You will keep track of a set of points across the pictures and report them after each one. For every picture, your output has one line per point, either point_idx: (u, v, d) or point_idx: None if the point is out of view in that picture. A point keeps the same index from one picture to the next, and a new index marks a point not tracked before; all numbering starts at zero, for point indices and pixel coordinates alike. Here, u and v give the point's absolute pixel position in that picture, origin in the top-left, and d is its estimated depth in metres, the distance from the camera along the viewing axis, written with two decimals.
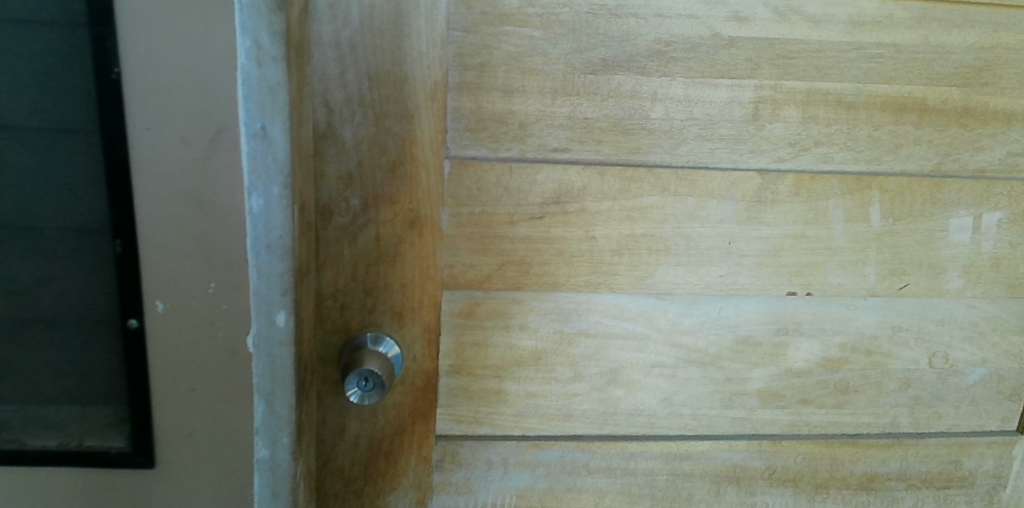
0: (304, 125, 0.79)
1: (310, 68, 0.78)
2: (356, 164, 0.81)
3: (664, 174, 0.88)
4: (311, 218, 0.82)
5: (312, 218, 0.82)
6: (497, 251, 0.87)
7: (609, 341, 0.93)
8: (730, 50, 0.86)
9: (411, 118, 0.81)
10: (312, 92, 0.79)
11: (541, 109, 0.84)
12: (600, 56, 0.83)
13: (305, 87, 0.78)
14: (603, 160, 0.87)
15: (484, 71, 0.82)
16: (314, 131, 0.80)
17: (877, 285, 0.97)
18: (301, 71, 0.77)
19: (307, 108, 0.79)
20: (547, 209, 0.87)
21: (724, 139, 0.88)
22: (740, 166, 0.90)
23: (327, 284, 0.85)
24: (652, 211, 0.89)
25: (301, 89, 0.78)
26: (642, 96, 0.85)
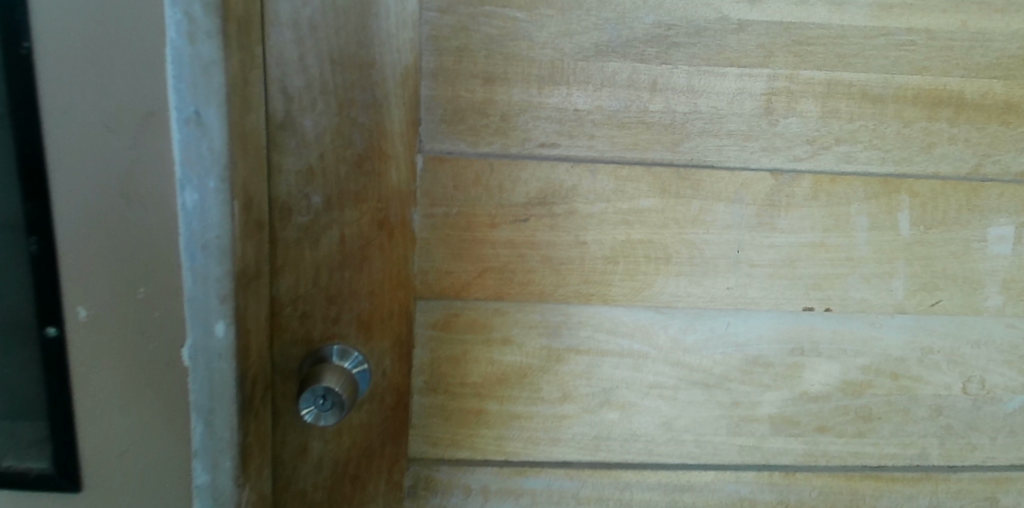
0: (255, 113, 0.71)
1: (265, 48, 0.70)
2: (318, 157, 0.73)
3: (665, 173, 0.78)
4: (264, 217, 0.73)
5: (267, 217, 0.74)
6: (476, 256, 0.78)
7: (602, 358, 0.84)
8: (740, 36, 0.76)
9: (380, 107, 0.73)
10: (267, 78, 0.71)
11: (527, 99, 0.75)
12: (592, 39, 0.75)
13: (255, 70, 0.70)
14: (596, 157, 0.77)
15: (461, 55, 0.73)
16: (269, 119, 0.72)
17: (905, 301, 0.87)
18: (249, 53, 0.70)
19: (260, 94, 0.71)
20: (533, 211, 0.78)
21: (733, 135, 0.78)
22: (750, 166, 0.79)
23: (285, 291, 0.76)
24: (651, 214, 0.79)
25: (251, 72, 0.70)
26: (639, 86, 0.76)
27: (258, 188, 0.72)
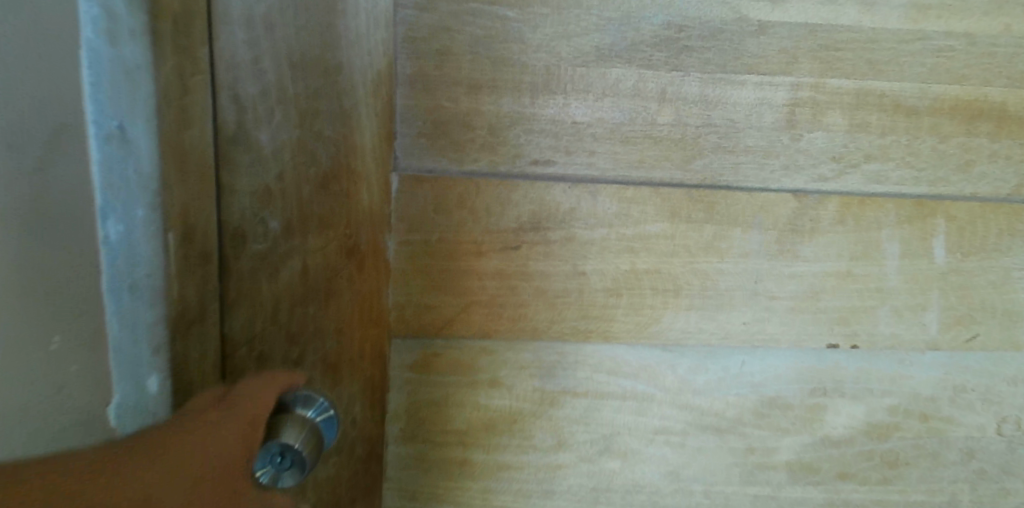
0: (200, 125, 0.61)
1: (212, 49, 0.60)
2: (276, 176, 0.64)
3: (675, 195, 0.68)
4: (211, 246, 0.63)
5: (214, 246, 0.63)
6: (461, 289, 0.69)
7: (602, 401, 0.74)
8: (761, 39, 0.67)
9: (348, 118, 0.63)
10: (214, 83, 0.61)
11: (518, 110, 0.66)
12: (592, 42, 0.65)
13: (199, 74, 0.60)
14: (597, 176, 0.68)
15: (443, 59, 0.64)
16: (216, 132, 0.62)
17: (939, 337, 0.78)
18: (192, 54, 0.59)
19: (206, 103, 0.61)
20: (525, 238, 0.68)
21: (752, 152, 0.69)
22: (771, 187, 0.70)
23: (235, 331, 0.66)
24: (659, 241, 0.69)
25: (194, 77, 0.60)
26: (647, 95, 0.67)
27: (203, 213, 0.62)
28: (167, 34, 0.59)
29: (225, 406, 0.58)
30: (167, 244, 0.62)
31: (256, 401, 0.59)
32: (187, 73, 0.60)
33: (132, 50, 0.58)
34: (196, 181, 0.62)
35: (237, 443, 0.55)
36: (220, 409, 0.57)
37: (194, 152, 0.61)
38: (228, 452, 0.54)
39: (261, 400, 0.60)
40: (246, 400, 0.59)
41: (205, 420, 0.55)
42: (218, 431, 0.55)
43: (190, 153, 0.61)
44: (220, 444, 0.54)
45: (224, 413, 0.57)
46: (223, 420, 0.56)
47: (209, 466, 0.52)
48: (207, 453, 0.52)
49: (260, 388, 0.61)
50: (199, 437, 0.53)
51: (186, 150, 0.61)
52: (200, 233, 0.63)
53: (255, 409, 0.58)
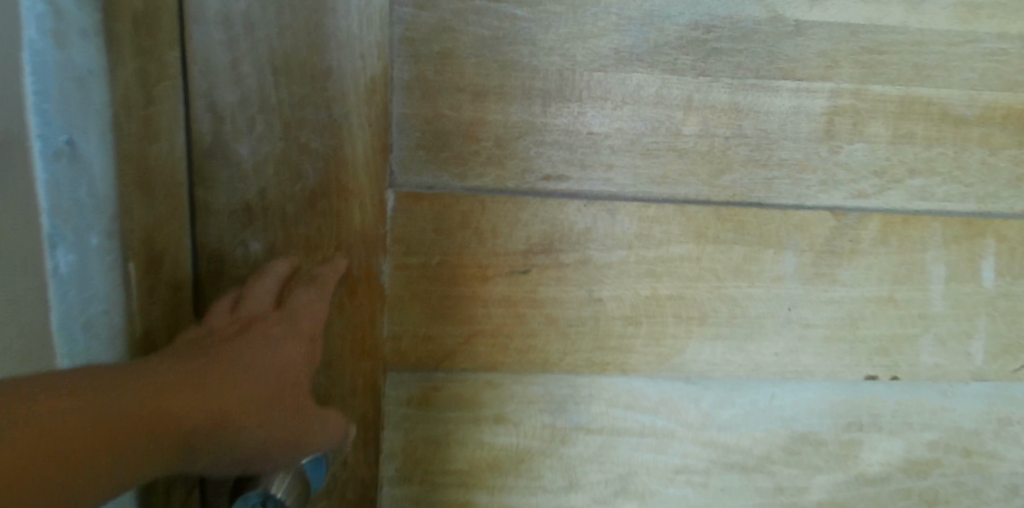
0: (172, 138, 0.55)
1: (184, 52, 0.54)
2: (258, 193, 0.58)
3: (702, 214, 0.62)
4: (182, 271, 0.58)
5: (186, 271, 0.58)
6: (463, 317, 0.62)
7: (618, 438, 0.68)
8: (798, 41, 0.60)
9: (338, 129, 0.57)
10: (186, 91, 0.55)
11: (528, 119, 0.59)
12: (610, 44, 0.58)
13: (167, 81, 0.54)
14: (615, 193, 0.61)
15: (444, 63, 0.57)
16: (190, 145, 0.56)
17: (986, 367, 0.71)
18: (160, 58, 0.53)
19: (178, 112, 0.55)
20: (535, 261, 0.61)
21: (785, 166, 0.63)
22: (806, 204, 0.64)
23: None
24: (683, 265, 0.63)
25: (163, 83, 0.54)
26: (670, 103, 0.60)
27: (173, 235, 0.57)
28: (127, 36, 0.52)
29: (282, 317, 0.57)
30: (126, 273, 0.54)
31: (313, 314, 0.58)
32: (155, 80, 0.53)
33: (83, 54, 0.50)
34: (165, 201, 0.55)
35: (293, 367, 0.57)
36: (276, 319, 0.57)
37: (161, 168, 0.55)
38: (283, 374, 0.56)
39: (315, 314, 0.58)
40: (302, 309, 0.58)
41: (262, 335, 0.56)
42: (273, 352, 0.56)
43: (156, 169, 0.54)
44: (274, 367, 0.56)
45: (281, 325, 0.57)
46: (278, 338, 0.56)
47: (263, 394, 0.54)
48: (262, 377, 0.54)
49: (315, 296, 0.58)
50: (255, 356, 0.55)
51: (150, 166, 0.54)
52: (168, 258, 0.57)
53: (309, 324, 0.58)
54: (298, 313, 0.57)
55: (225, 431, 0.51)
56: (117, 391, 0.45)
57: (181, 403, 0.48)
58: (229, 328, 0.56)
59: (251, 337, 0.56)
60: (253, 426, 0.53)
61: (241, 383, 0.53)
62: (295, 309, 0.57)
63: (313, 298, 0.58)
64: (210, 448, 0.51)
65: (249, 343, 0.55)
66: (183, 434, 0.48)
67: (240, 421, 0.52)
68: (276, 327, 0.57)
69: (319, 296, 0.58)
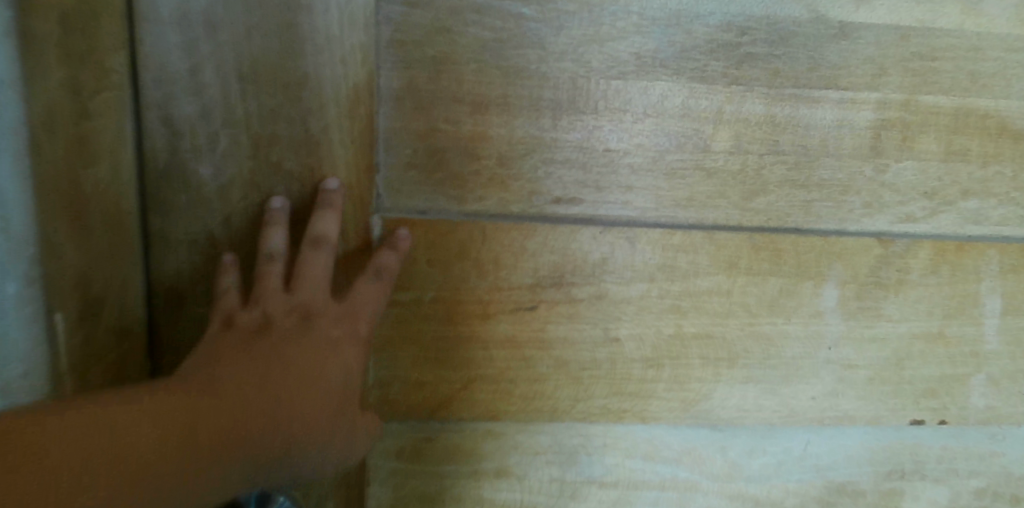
0: (117, 160, 0.46)
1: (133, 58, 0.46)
2: (224, 220, 0.50)
3: (733, 242, 0.54)
4: (130, 316, 0.49)
5: (135, 315, 0.50)
6: (461, 360, 0.55)
7: (636, 494, 0.60)
8: (842, 45, 0.53)
9: (316, 147, 0.49)
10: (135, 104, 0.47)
11: (536, 134, 0.52)
12: (630, 48, 0.51)
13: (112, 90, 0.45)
14: (635, 218, 0.54)
15: (439, 69, 0.50)
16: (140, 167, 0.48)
17: None
18: (99, 65, 0.44)
19: (125, 128, 0.47)
20: (544, 296, 0.54)
21: (827, 187, 0.55)
22: (848, 230, 0.56)
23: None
24: (710, 299, 0.55)
25: (103, 94, 0.45)
26: (698, 116, 0.52)
27: (121, 275, 0.48)
28: (51, 36, 0.40)
29: (339, 317, 0.50)
30: (52, 330, 0.42)
31: (373, 312, 0.50)
32: (92, 90, 0.44)
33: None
34: (108, 237, 0.46)
35: (354, 373, 0.49)
36: (333, 318, 0.50)
37: (104, 197, 0.46)
38: (345, 381, 0.49)
39: (377, 311, 0.50)
40: (365, 305, 0.50)
41: (319, 337, 0.49)
42: (332, 355, 0.49)
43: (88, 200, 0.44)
44: (336, 373, 0.48)
45: (341, 324, 0.50)
46: (337, 341, 0.49)
47: (326, 405, 0.47)
48: (323, 386, 0.48)
49: (378, 294, 0.50)
50: (312, 360, 0.48)
51: (86, 195, 0.44)
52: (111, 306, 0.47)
53: (369, 325, 0.50)
54: (358, 312, 0.50)
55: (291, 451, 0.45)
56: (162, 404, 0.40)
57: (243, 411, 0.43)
58: (288, 319, 0.49)
59: (306, 337, 0.49)
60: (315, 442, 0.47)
61: (301, 392, 0.46)
62: (354, 306, 0.50)
63: (377, 294, 0.50)
64: (272, 468, 0.44)
65: (306, 345, 0.48)
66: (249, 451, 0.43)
67: (302, 435, 0.46)
68: (335, 327, 0.50)
69: (384, 290, 0.50)
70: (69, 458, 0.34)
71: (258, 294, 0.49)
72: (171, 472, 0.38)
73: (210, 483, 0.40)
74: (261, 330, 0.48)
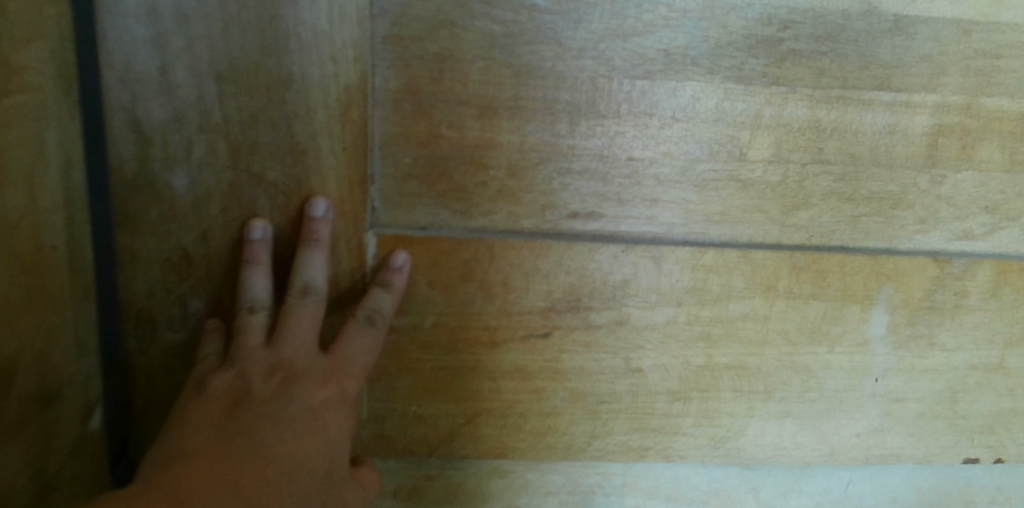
0: (37, 186, 0.39)
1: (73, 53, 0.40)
2: (197, 238, 0.45)
3: (770, 263, 0.48)
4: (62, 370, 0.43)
5: (67, 370, 0.43)
6: (464, 392, 0.49)
7: None
8: (897, 40, 0.46)
9: (302, 155, 0.44)
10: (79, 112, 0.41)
11: (551, 141, 0.46)
12: (657, 44, 0.45)
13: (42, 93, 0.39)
14: (661, 235, 0.48)
15: (442, 68, 0.44)
16: (75, 191, 0.42)
17: None
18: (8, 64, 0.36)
19: (60, 137, 0.40)
20: (557, 321, 0.48)
21: (876, 199, 0.49)
22: (900, 249, 0.50)
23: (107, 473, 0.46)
24: (745, 326, 0.49)
25: (8, 101, 0.37)
26: (734, 120, 0.47)
27: (43, 328, 0.40)
28: None
29: (323, 378, 0.45)
30: None
31: (362, 369, 0.46)
32: None
33: None
34: (25, 285, 0.39)
35: (341, 445, 0.45)
36: (315, 381, 0.45)
37: (18, 232, 0.38)
38: (329, 458, 0.44)
39: (366, 367, 0.46)
40: (354, 360, 0.45)
41: (299, 406, 0.44)
42: (315, 428, 0.44)
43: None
44: (320, 450, 0.43)
45: (328, 380, 0.45)
46: (321, 408, 0.45)
47: (310, 492, 0.42)
48: (309, 469, 0.42)
49: (368, 349, 0.46)
50: (292, 439, 0.43)
51: None
52: (28, 369, 0.40)
53: (357, 384, 0.46)
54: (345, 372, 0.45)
55: None
56: None
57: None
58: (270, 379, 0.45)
59: (286, 406, 0.44)
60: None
61: (281, 483, 0.40)
62: (340, 365, 0.45)
63: (369, 347, 0.46)
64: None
65: (285, 419, 0.44)
66: None
67: None
68: (321, 390, 0.45)
69: (374, 346, 0.46)
70: None
71: (235, 354, 0.45)
72: None
73: None
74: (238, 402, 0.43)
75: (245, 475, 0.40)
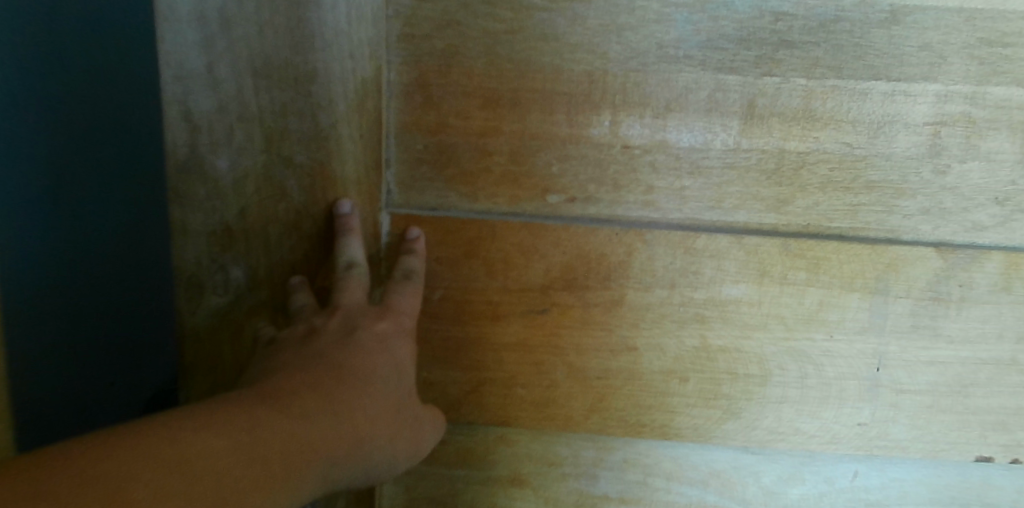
0: None
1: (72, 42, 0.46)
2: (237, 213, 0.51)
3: (764, 248, 0.50)
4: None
5: None
6: (472, 362, 0.53)
7: None
8: (895, 30, 0.47)
9: (325, 140, 0.49)
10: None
11: (550, 129, 0.50)
12: (649, 38, 0.48)
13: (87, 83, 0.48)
14: (656, 220, 0.50)
15: (449, 63, 0.49)
16: None
17: None
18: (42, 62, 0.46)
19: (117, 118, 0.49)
20: (557, 298, 0.52)
21: (878, 188, 0.49)
22: (903, 238, 0.50)
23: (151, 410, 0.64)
24: (739, 310, 0.51)
25: None
26: (726, 110, 0.48)
27: None
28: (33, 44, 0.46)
29: (381, 312, 0.50)
30: None
31: (412, 308, 0.50)
32: None
33: None
34: None
35: (405, 367, 0.50)
36: (375, 315, 0.50)
37: None
38: (396, 377, 0.49)
39: (416, 308, 0.51)
40: (401, 302, 0.50)
41: (365, 335, 0.49)
42: (381, 352, 0.49)
43: None
44: (388, 368, 0.49)
45: (383, 317, 0.50)
46: (384, 335, 0.49)
47: (382, 397, 0.47)
48: (376, 381, 0.47)
49: (415, 292, 0.51)
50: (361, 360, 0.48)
51: None
52: None
53: (411, 319, 0.51)
54: (399, 306, 0.50)
55: (366, 442, 0.45)
56: (225, 414, 0.39)
57: (307, 406, 0.42)
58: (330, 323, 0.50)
59: (353, 336, 0.49)
60: (382, 436, 0.46)
61: (354, 387, 0.46)
62: (393, 304, 0.50)
63: (413, 294, 0.50)
64: (347, 470, 0.43)
65: (352, 346, 0.48)
66: (328, 447, 0.42)
67: (371, 431, 0.45)
68: (377, 323, 0.50)
69: (418, 290, 0.51)
70: (140, 469, 0.34)
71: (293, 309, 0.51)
72: (252, 475, 0.37)
73: (294, 484, 0.39)
74: (306, 335, 0.49)
75: (321, 382, 0.45)
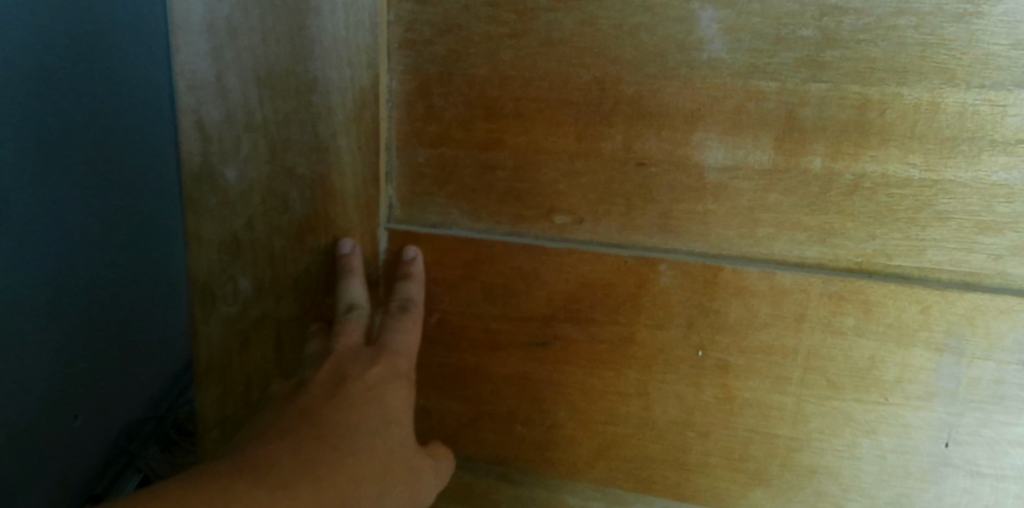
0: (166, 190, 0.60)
1: (44, 57, 0.54)
2: (245, 222, 0.50)
3: (806, 287, 0.42)
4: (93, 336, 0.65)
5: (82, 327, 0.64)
6: (470, 392, 0.49)
7: None
8: (977, 24, 0.38)
9: (326, 152, 0.48)
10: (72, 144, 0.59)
11: (557, 142, 0.45)
12: (667, 39, 0.42)
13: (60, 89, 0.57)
14: (675, 248, 0.44)
15: (449, 70, 0.45)
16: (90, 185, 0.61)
17: None
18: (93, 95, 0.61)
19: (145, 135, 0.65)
20: (562, 330, 0.47)
21: (951, 221, 0.40)
22: (983, 285, 0.41)
23: (143, 438, 0.75)
24: (771, 358, 0.44)
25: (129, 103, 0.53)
26: (759, 122, 0.41)
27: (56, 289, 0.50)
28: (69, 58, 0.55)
29: (375, 356, 0.47)
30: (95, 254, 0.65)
31: (409, 346, 0.47)
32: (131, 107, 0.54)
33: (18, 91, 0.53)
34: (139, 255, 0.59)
35: (396, 419, 0.46)
36: (369, 360, 0.47)
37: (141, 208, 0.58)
38: (387, 429, 0.46)
39: (413, 346, 0.48)
40: (396, 344, 0.47)
41: (358, 386, 0.46)
42: (372, 400, 0.46)
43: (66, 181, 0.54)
44: (377, 420, 0.45)
45: (378, 364, 0.47)
46: (376, 382, 0.46)
47: (372, 456, 0.43)
48: (364, 439, 0.44)
49: (412, 327, 0.47)
50: (350, 410, 0.45)
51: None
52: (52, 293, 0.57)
53: (407, 361, 0.48)
54: (394, 349, 0.47)
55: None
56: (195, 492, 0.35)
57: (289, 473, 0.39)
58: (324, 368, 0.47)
59: (345, 385, 0.46)
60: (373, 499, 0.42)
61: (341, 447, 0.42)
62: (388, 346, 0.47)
63: (409, 330, 0.47)
64: None
65: (341, 395, 0.45)
66: None
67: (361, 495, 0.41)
68: (371, 368, 0.47)
69: (416, 324, 0.48)
70: None
71: None
72: None
73: None
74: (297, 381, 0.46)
75: (305, 444, 0.41)
